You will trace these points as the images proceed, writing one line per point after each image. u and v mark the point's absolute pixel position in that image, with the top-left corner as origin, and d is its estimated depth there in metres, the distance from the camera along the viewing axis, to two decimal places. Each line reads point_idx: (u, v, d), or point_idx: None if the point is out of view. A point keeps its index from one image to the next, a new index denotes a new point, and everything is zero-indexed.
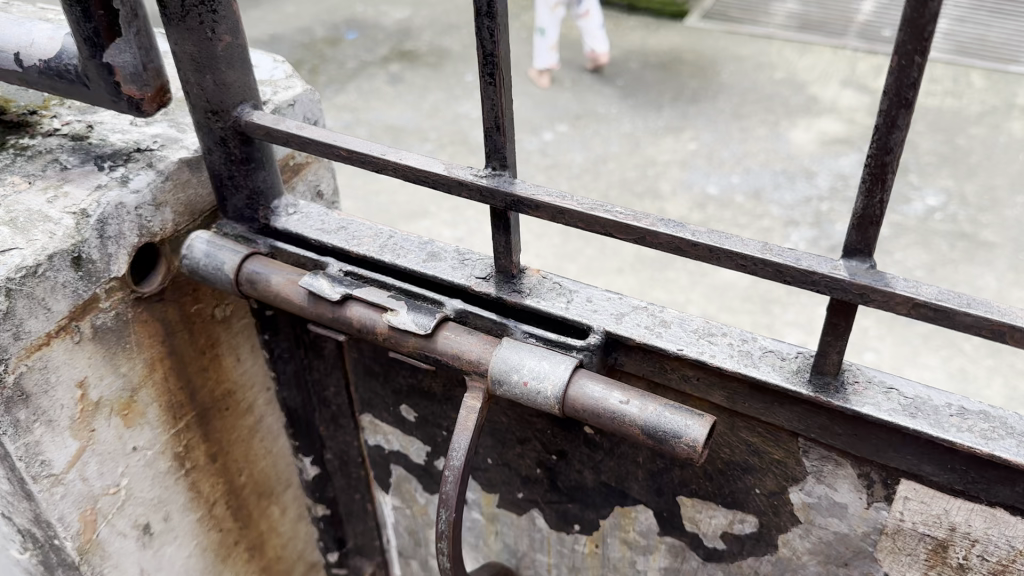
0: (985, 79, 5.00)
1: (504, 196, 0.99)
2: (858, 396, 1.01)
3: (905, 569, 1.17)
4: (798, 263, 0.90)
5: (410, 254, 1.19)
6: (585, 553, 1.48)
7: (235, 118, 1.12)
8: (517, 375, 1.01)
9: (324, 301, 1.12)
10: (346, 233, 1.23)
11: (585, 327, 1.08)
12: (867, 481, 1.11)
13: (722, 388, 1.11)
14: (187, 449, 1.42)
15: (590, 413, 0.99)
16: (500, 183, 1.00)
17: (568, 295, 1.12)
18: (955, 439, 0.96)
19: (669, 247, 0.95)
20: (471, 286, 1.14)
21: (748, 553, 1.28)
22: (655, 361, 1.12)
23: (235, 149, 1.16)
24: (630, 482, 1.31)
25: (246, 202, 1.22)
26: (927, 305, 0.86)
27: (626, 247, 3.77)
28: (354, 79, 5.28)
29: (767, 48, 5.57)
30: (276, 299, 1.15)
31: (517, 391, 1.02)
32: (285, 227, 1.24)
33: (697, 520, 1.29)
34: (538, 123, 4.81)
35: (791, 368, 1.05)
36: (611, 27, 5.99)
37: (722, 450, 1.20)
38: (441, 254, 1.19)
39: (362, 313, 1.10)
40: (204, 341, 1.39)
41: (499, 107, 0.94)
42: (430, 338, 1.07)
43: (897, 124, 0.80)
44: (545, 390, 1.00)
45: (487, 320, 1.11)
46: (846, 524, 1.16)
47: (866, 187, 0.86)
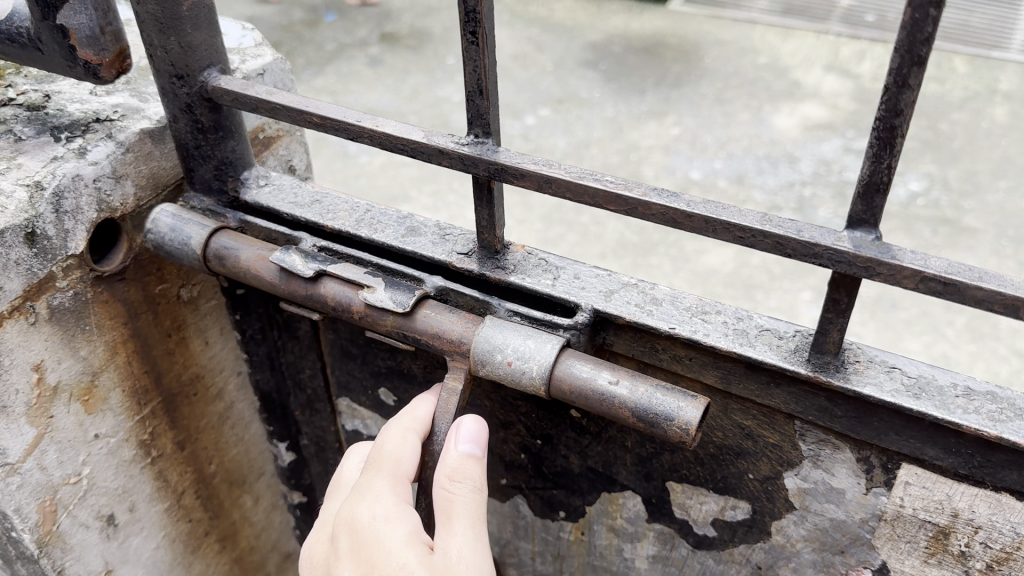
0: (968, 64, 4.96)
1: (487, 165, 0.93)
2: (859, 376, 0.97)
3: (904, 556, 1.12)
4: (800, 235, 0.85)
5: (388, 228, 1.13)
6: (570, 540, 1.43)
7: (201, 83, 1.06)
8: (500, 355, 0.96)
9: (297, 277, 1.06)
10: (322, 208, 1.17)
11: (572, 303, 1.03)
12: (866, 466, 1.06)
13: (716, 368, 1.06)
14: (152, 436, 1.37)
15: (577, 395, 0.94)
16: (483, 150, 0.94)
17: (554, 271, 1.07)
18: (961, 422, 0.91)
19: (662, 219, 0.90)
20: (452, 262, 1.08)
21: (740, 540, 1.23)
22: (647, 342, 1.07)
23: (201, 117, 1.10)
24: (617, 468, 1.25)
25: (214, 172, 1.16)
26: (935, 277, 0.81)
27: (610, 232, 3.72)
28: (333, 61, 5.20)
29: (750, 32, 5.52)
30: (245, 276, 1.09)
31: (500, 372, 0.96)
32: (255, 200, 1.18)
33: (687, 506, 1.24)
34: (520, 107, 4.75)
35: (788, 348, 1.00)
36: (593, 10, 5.93)
37: (714, 433, 1.15)
38: (420, 229, 1.13)
39: (338, 290, 1.04)
40: (169, 323, 1.34)
41: (481, 70, 0.88)
42: (409, 317, 1.01)
43: (909, 83, 0.75)
44: (531, 370, 0.94)
45: (469, 297, 1.05)
46: (843, 511, 1.12)
47: (874, 152, 0.80)
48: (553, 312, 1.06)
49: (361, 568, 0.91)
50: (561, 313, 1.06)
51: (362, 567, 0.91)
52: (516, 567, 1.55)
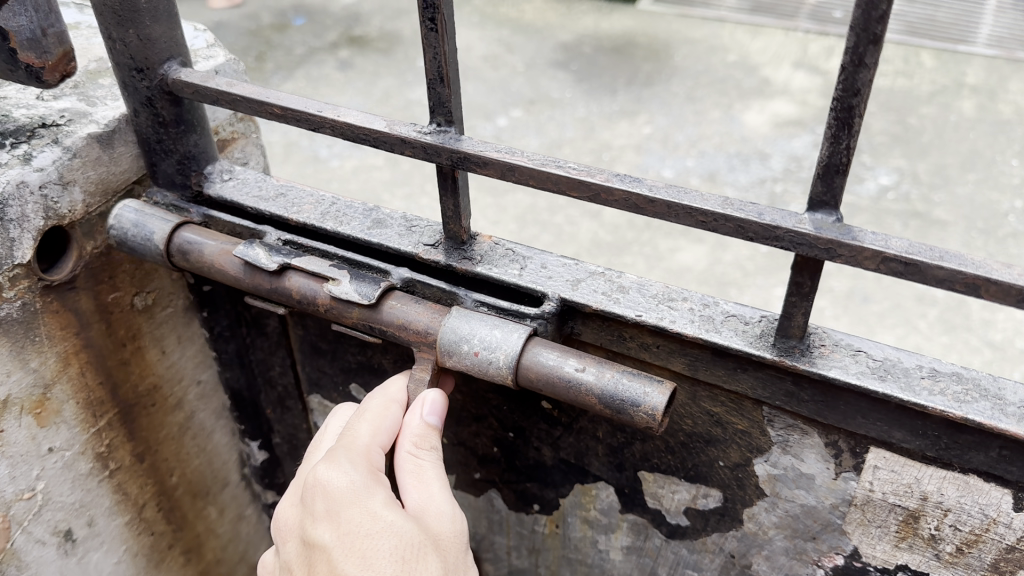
0: (935, 59, 4.99)
1: (449, 154, 0.93)
2: (824, 359, 0.97)
3: (876, 541, 1.12)
4: (761, 218, 0.85)
5: (354, 220, 1.13)
6: (545, 533, 1.42)
7: (161, 76, 1.05)
8: (467, 345, 0.96)
9: (261, 271, 1.05)
10: (287, 202, 1.16)
11: (538, 292, 1.03)
12: (835, 451, 1.07)
13: (683, 354, 1.06)
14: (110, 448, 1.36)
15: (544, 382, 0.94)
16: (445, 139, 0.94)
17: (520, 261, 1.06)
18: (927, 403, 0.92)
19: (625, 204, 0.90)
20: (418, 254, 1.08)
21: (713, 529, 1.23)
22: (614, 330, 1.08)
23: (162, 110, 1.09)
24: (589, 459, 1.25)
25: (177, 167, 1.15)
26: (895, 258, 0.81)
27: (582, 231, 3.72)
28: (303, 65, 5.19)
29: (719, 30, 5.53)
30: (210, 270, 1.09)
31: (467, 363, 0.96)
32: (219, 194, 1.17)
33: (659, 496, 1.24)
34: (493, 108, 4.75)
35: (754, 333, 1.00)
36: (562, 11, 5.94)
37: (684, 421, 1.15)
38: (386, 221, 1.13)
39: (302, 283, 1.04)
40: (123, 332, 1.33)
41: (441, 57, 0.88)
42: (375, 308, 1.01)
43: (865, 62, 0.76)
44: (498, 360, 0.94)
45: (435, 288, 1.05)
46: (813, 496, 1.12)
47: (832, 133, 0.81)
48: (521, 301, 1.06)
49: (341, 532, 0.89)
50: (529, 303, 1.05)
51: (343, 531, 0.89)
52: (492, 562, 1.55)
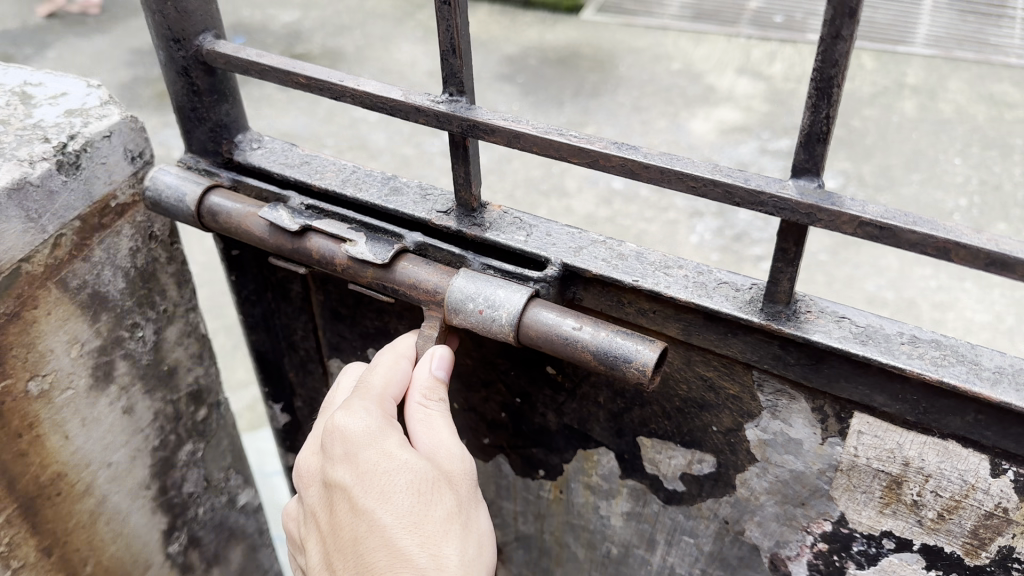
0: (876, 60, 5.09)
1: (459, 122, 0.97)
2: (809, 323, 1.01)
3: (861, 508, 1.15)
4: (746, 184, 0.90)
5: (371, 188, 1.16)
6: (550, 498, 1.46)
7: (196, 46, 1.11)
8: (472, 303, 0.99)
9: (284, 232, 1.08)
10: (307, 167, 1.20)
11: (542, 258, 1.07)
12: (821, 416, 1.10)
13: (677, 320, 1.10)
14: (8, 548, 1.27)
15: (544, 340, 0.98)
16: (456, 108, 0.98)
17: (527, 228, 1.10)
18: (905, 366, 0.96)
19: (621, 170, 0.94)
20: (431, 220, 1.11)
21: (707, 494, 1.26)
22: (613, 295, 1.11)
23: (198, 80, 1.15)
24: (591, 424, 1.29)
25: (211, 135, 1.20)
26: (872, 223, 0.86)
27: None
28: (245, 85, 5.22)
29: (663, 38, 5.61)
30: (237, 231, 1.12)
31: (472, 321, 1.00)
32: (248, 160, 1.21)
33: (656, 461, 1.28)
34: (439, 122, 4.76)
35: (744, 298, 1.04)
36: (506, 23, 6.00)
37: (679, 386, 1.18)
38: (402, 188, 1.16)
39: (322, 244, 1.07)
40: (20, 424, 1.24)
41: (453, 29, 0.92)
42: (388, 268, 1.05)
43: (842, 34, 0.81)
44: (501, 318, 0.98)
45: (446, 251, 1.08)
46: (801, 462, 1.15)
47: (813, 102, 0.86)
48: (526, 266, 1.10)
49: (359, 473, 0.93)
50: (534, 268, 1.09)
51: (361, 470, 0.93)
52: (501, 527, 1.59)
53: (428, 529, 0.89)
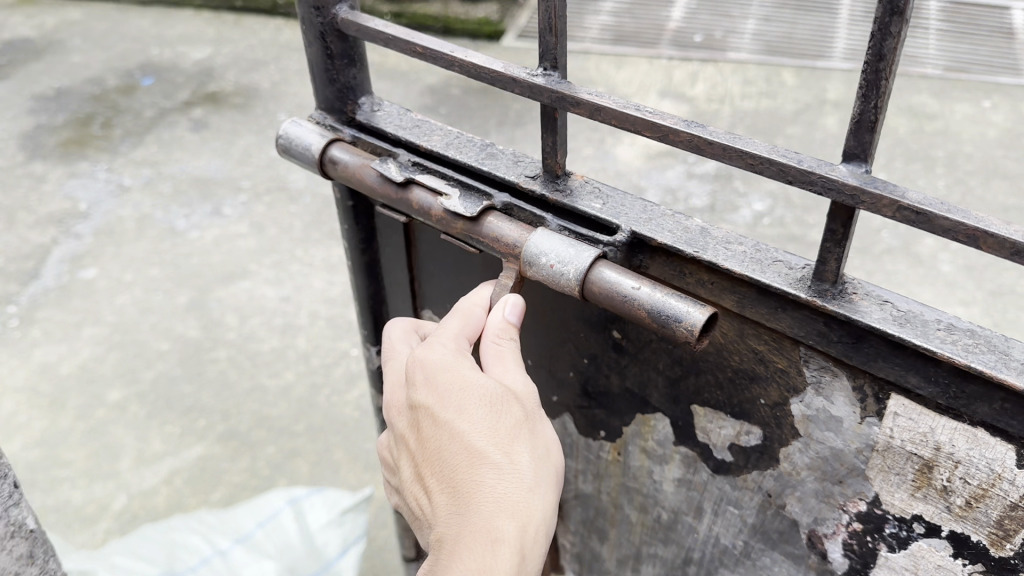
0: (795, 76, 4.76)
1: (550, 95, 1.14)
2: (852, 305, 1.13)
3: (894, 489, 1.25)
4: (800, 164, 1.03)
5: (470, 151, 1.33)
6: (609, 459, 1.62)
7: (333, 15, 1.30)
8: (545, 258, 1.15)
9: (391, 182, 1.28)
10: (415, 128, 1.37)
11: (613, 224, 1.22)
12: (860, 395, 1.21)
13: (732, 293, 1.23)
14: None
15: (605, 296, 1.12)
16: (549, 83, 1.14)
17: (604, 197, 1.25)
18: (936, 349, 1.05)
19: (688, 145, 1.09)
20: (519, 183, 1.27)
21: (753, 466, 1.40)
22: (676, 265, 1.26)
23: (332, 44, 1.34)
24: (650, 389, 1.43)
25: (339, 94, 1.39)
26: (907, 208, 0.98)
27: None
28: (151, 129, 4.85)
29: (583, 62, 4.98)
30: (354, 180, 1.32)
31: (544, 274, 1.16)
32: (366, 120, 1.39)
33: (707, 430, 1.41)
34: None
35: (795, 278, 1.17)
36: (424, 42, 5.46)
37: (731, 356, 1.31)
38: (497, 155, 1.32)
39: (422, 196, 1.26)
40: None
41: (551, 12, 1.08)
42: (476, 222, 1.22)
43: (891, 31, 0.94)
44: (569, 272, 1.13)
45: (526, 211, 1.24)
46: (841, 440, 1.27)
47: (864, 93, 0.98)
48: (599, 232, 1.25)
49: (439, 393, 1.10)
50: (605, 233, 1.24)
51: (440, 390, 1.10)
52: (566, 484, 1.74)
53: (502, 434, 1.07)
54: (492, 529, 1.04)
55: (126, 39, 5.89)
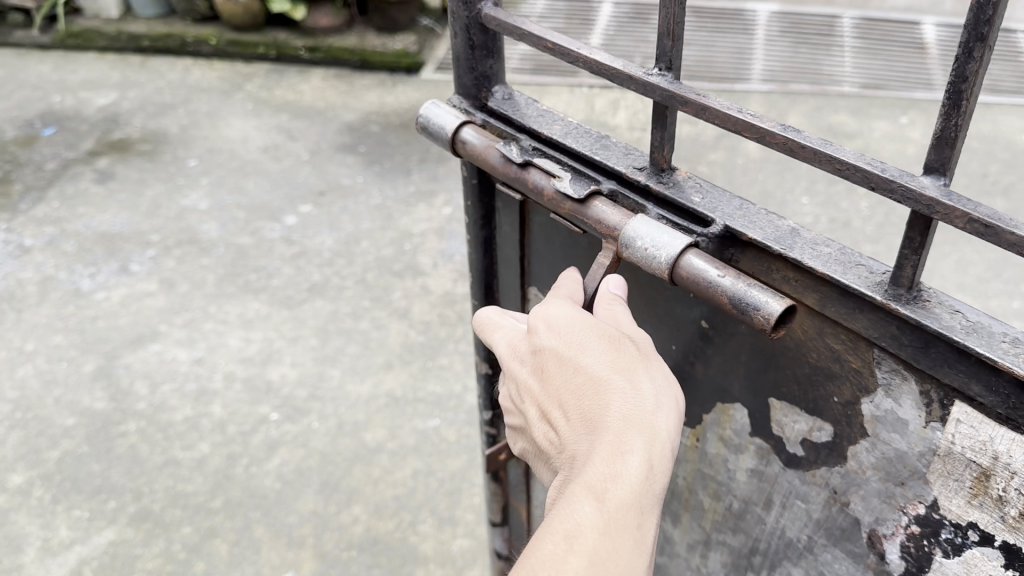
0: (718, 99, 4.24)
1: (664, 93, 1.01)
2: (922, 310, 0.91)
3: (952, 498, 1.01)
4: (883, 171, 0.87)
5: (583, 140, 1.17)
6: (687, 446, 1.36)
7: (478, 9, 1.17)
8: (640, 242, 1.01)
9: (509, 164, 1.15)
10: (542, 116, 1.21)
11: (708, 217, 1.04)
12: (927, 400, 0.98)
13: (814, 292, 1.01)
14: None
15: (692, 282, 0.97)
16: (664, 82, 1.02)
17: (709, 193, 1.07)
18: (998, 359, 0.85)
19: (784, 149, 0.94)
20: (626, 174, 1.11)
21: (823, 463, 1.14)
22: (762, 261, 1.04)
23: (474, 36, 1.20)
24: (730, 379, 1.20)
25: (474, 84, 1.25)
26: (979, 219, 0.80)
27: (389, 334, 3.22)
28: (56, 181, 4.00)
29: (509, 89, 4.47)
30: (478, 161, 1.19)
31: (638, 257, 1.01)
32: (495, 107, 1.24)
33: (782, 424, 1.16)
34: (278, 206, 3.79)
35: (876, 281, 0.95)
36: (343, 86, 4.65)
37: (809, 353, 1.07)
38: (610, 146, 1.16)
39: (536, 177, 1.12)
40: None
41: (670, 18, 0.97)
42: (583, 205, 1.08)
43: (974, 55, 0.77)
44: (659, 257, 0.99)
45: (631, 200, 1.09)
46: (905, 442, 1.02)
47: (946, 109, 0.81)
48: None
49: (558, 332, 1.00)
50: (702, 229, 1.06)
51: (560, 328, 1.01)
52: None
53: (624, 360, 0.97)
54: (621, 441, 0.93)
55: (24, 85, 4.78)
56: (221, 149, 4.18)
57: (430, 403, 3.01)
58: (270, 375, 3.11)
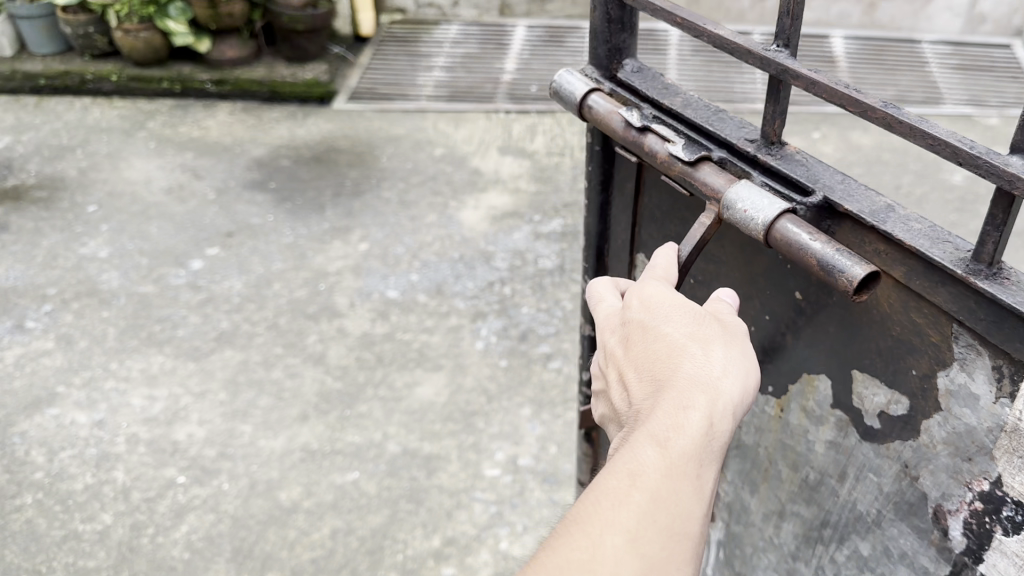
0: None
1: (777, 66, 1.06)
2: (1000, 286, 0.88)
3: (1017, 480, 0.95)
4: (971, 147, 0.87)
5: (699, 112, 1.21)
6: (771, 416, 1.33)
7: None
8: (738, 204, 1.03)
9: (629, 128, 1.21)
10: (667, 87, 1.27)
11: (809, 186, 1.04)
12: (999, 375, 0.93)
13: (902, 263, 0.98)
14: None
15: (787, 245, 0.98)
16: (776, 55, 1.07)
17: (810, 166, 1.08)
18: None
19: (882, 124, 0.95)
20: (738, 144, 1.14)
21: (898, 437, 1.09)
22: (856, 233, 1.02)
23: (613, 11, 1.29)
24: (818, 350, 1.17)
25: (608, 55, 1.32)
26: None
27: (304, 381, 3.03)
28: None
29: (422, 122, 4.46)
30: (603, 125, 1.26)
31: (738, 218, 1.03)
32: (625, 78, 1.31)
33: (863, 395, 1.13)
34: (182, 250, 3.59)
35: (960, 256, 0.92)
36: (252, 120, 4.48)
37: (891, 324, 1.03)
38: (727, 120, 1.19)
39: (653, 142, 1.18)
40: None
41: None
42: (693, 167, 1.12)
43: None
44: (756, 220, 1.01)
45: (739, 167, 1.11)
46: (976, 418, 0.98)
47: None
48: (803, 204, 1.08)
49: (645, 304, 1.00)
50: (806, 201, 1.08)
51: (648, 302, 1.00)
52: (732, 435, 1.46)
53: (704, 333, 0.95)
54: (684, 396, 0.90)
55: None
56: (123, 193, 3.93)
57: (348, 454, 2.79)
58: (177, 435, 2.85)
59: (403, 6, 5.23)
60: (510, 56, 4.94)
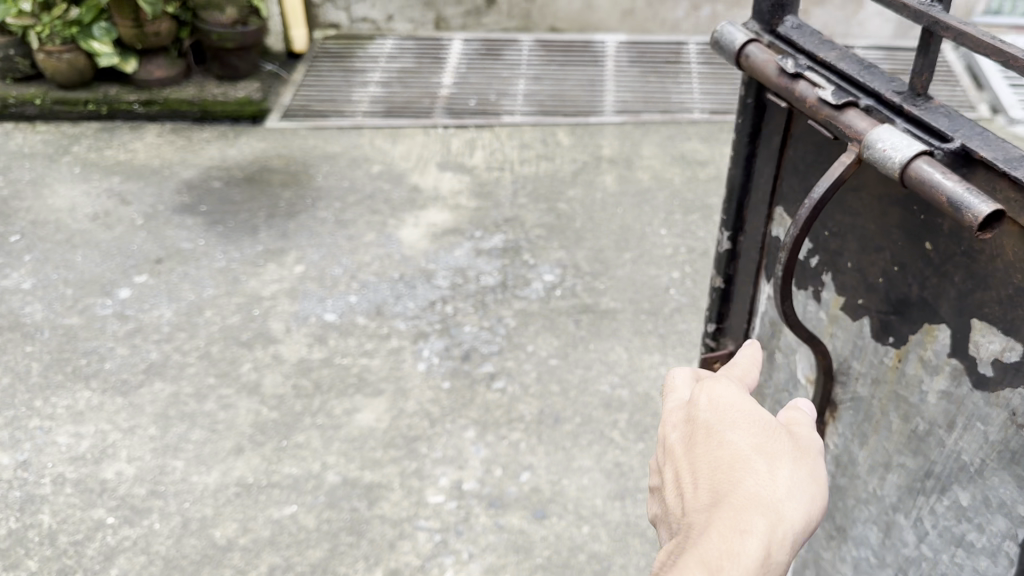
0: (570, 135, 4.49)
1: (929, 17, 1.20)
2: None
3: None
4: None
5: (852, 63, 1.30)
6: (889, 367, 1.35)
7: None
8: (878, 143, 1.11)
9: (783, 74, 1.31)
10: (823, 43, 1.36)
11: (947, 134, 1.11)
12: None
13: None
14: None
15: (921, 185, 1.05)
16: (931, 11, 1.20)
17: (950, 116, 1.14)
18: None
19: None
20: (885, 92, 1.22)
21: (1012, 387, 1.12)
22: (992, 181, 1.06)
23: None
24: (941, 299, 1.19)
25: (769, 10, 1.43)
26: None
27: (239, 412, 2.92)
28: None
29: (358, 139, 4.42)
30: (759, 73, 1.37)
31: (876, 156, 1.11)
32: (784, 32, 1.42)
33: (979, 344, 1.15)
34: (109, 279, 3.46)
35: None
36: (181, 141, 4.38)
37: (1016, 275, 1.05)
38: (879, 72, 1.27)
39: (803, 88, 1.28)
40: None
41: None
42: (838, 110, 1.21)
43: None
44: (892, 158, 1.08)
45: (883, 113, 1.19)
46: None
47: None
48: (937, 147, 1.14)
49: (721, 413, 1.13)
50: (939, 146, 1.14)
51: (724, 414, 1.13)
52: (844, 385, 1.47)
53: (775, 453, 1.07)
54: (745, 514, 1.00)
55: None
56: (47, 221, 3.78)
57: (285, 487, 2.67)
58: (105, 474, 2.70)
59: (336, 22, 5.15)
60: (446, 70, 4.93)
